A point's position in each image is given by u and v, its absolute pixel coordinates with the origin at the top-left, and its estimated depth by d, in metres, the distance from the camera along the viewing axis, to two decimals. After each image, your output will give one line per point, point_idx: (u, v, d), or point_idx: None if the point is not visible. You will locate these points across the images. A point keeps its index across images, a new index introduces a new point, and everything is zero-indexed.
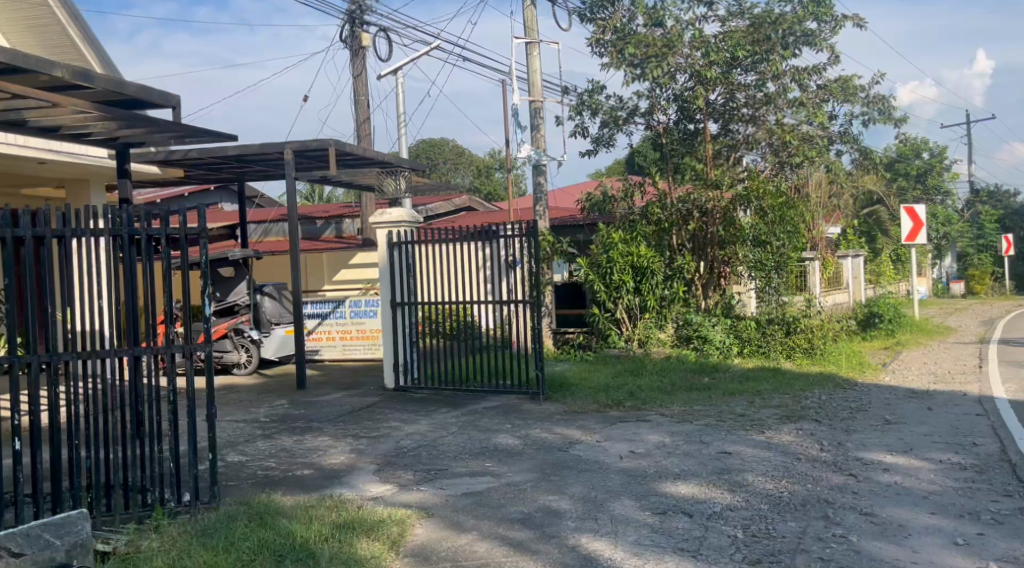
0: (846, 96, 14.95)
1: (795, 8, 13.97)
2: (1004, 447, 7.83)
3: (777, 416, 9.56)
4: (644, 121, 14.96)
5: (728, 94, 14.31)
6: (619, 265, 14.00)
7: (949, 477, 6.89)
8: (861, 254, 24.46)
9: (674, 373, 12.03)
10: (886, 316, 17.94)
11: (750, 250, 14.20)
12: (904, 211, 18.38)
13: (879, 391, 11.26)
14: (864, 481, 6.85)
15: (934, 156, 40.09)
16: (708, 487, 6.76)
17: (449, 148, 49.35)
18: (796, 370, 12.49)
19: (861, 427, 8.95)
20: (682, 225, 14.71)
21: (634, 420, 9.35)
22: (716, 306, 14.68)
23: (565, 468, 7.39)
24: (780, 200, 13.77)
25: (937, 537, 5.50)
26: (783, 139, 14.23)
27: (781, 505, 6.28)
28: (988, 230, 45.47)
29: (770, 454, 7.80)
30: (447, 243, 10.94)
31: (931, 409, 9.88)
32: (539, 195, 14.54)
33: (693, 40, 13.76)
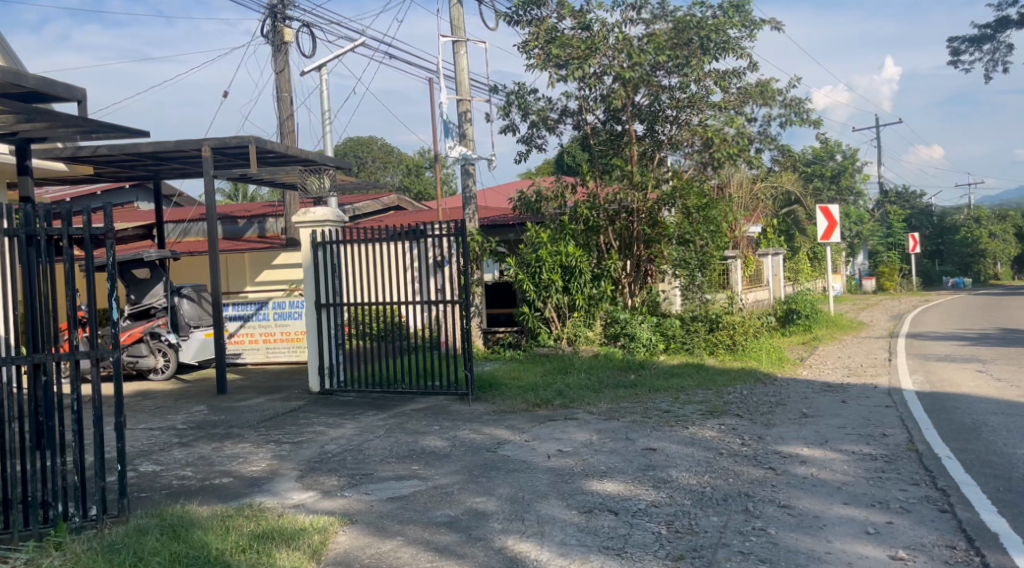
0: (765, 99, 15.34)
1: (715, 13, 14.27)
2: (912, 437, 8.16)
3: (700, 411, 9.74)
4: (572, 121, 15.05)
5: (652, 96, 14.50)
6: (548, 265, 14.02)
7: (861, 468, 7.14)
8: (781, 252, 25.26)
9: (602, 371, 12.16)
10: (803, 312, 18.55)
11: (675, 249, 14.62)
12: (820, 212, 18.98)
13: (797, 385, 11.59)
14: (782, 474, 7.03)
15: (847, 158, 41.60)
16: (633, 484, 6.82)
17: (377, 146, 48.78)
18: (718, 366, 12.83)
19: (780, 421, 9.20)
20: (610, 226, 14.83)
21: (562, 419, 9.38)
22: (642, 304, 14.87)
23: (493, 469, 7.36)
24: (704, 200, 14.30)
25: (850, 527, 5.68)
26: (704, 141, 14.50)
27: (704, 500, 6.39)
28: (897, 229, 47.80)
29: (693, 450, 7.93)
30: (373, 243, 10.73)
31: (845, 402, 10.23)
32: (467, 196, 14.47)
33: (617, 42, 13.89)
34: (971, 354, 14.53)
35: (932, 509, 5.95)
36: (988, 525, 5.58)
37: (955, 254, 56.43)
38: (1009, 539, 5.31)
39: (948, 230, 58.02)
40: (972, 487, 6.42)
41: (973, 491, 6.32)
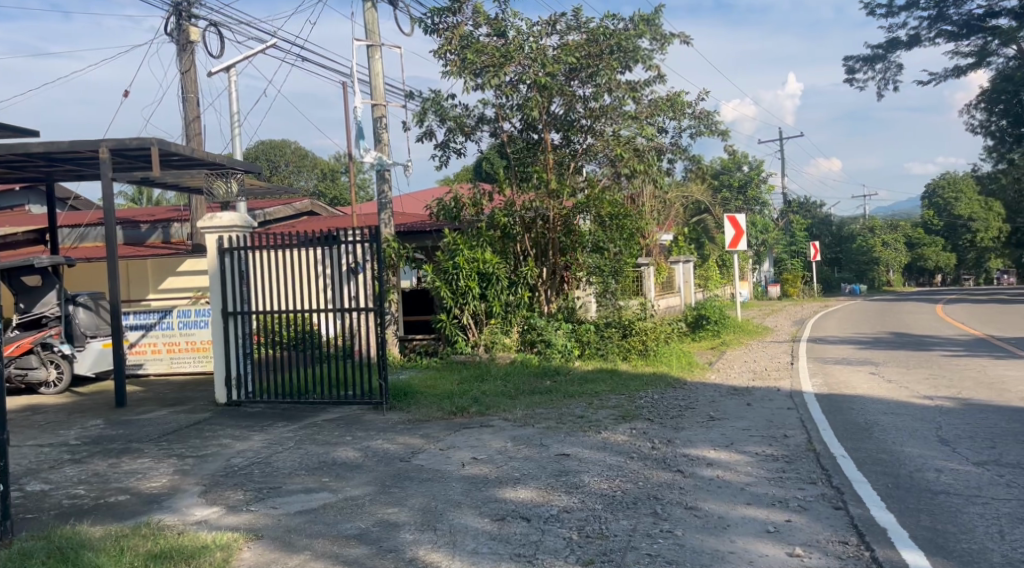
0: (675, 111, 15.75)
1: (627, 25, 14.57)
2: (811, 438, 8.50)
3: (613, 416, 9.89)
4: (489, 128, 15.09)
5: (567, 105, 14.68)
6: (465, 272, 13.96)
7: (763, 468, 7.40)
8: (691, 260, 25.95)
9: (517, 378, 12.19)
10: (712, 318, 19.05)
11: (589, 256, 14.82)
12: (728, 221, 19.55)
13: (705, 389, 11.93)
14: (690, 477, 7.21)
15: (753, 168, 43.11)
16: (546, 490, 6.86)
17: (291, 150, 47.83)
18: (631, 371, 13.12)
19: (689, 424, 9.44)
20: (526, 233, 14.91)
21: (477, 426, 9.37)
22: (558, 312, 15.01)
23: (406, 479, 7.28)
24: (616, 209, 14.50)
25: (751, 527, 5.87)
26: (617, 151, 14.77)
27: (614, 504, 6.49)
28: (799, 237, 49.85)
29: (605, 454, 8.05)
30: (285, 249, 10.45)
31: (750, 405, 10.58)
32: (383, 202, 14.31)
33: (531, 51, 14.02)
34: (866, 357, 15.26)
35: (828, 507, 6.20)
36: (879, 520, 5.85)
37: (851, 262, 59.61)
38: (897, 533, 5.58)
39: (846, 239, 60.90)
40: (864, 484, 6.73)
41: (866, 488, 6.63)
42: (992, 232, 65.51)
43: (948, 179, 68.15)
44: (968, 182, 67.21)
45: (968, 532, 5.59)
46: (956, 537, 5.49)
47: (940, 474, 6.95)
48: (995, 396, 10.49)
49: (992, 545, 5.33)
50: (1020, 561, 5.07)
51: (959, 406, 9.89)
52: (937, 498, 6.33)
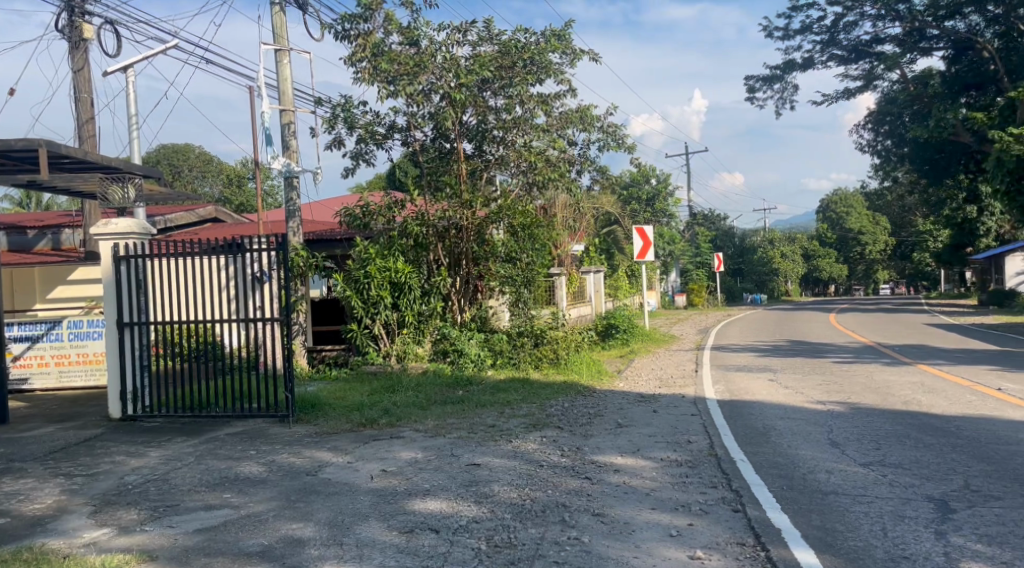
0: (585, 124, 16.01)
1: (538, 39, 14.76)
2: (713, 443, 8.77)
3: (524, 425, 9.95)
4: (401, 137, 15.00)
5: (479, 116, 14.73)
6: (376, 281, 13.80)
7: (667, 473, 7.58)
8: (601, 270, 26.43)
9: (429, 388, 12.09)
10: (621, 326, 19.44)
11: (501, 265, 14.90)
12: (636, 232, 19.95)
13: (614, 397, 12.15)
14: (597, 483, 7.32)
15: (661, 181, 44.32)
16: (455, 501, 6.84)
17: (195, 154, 46.34)
18: (543, 379, 13.24)
19: (597, 431, 9.59)
20: (439, 242, 14.87)
21: (387, 438, 9.26)
22: (471, 321, 14.98)
23: (312, 493, 7.12)
24: (528, 219, 14.63)
25: (655, 531, 6.00)
26: (529, 162, 14.92)
27: (523, 513, 6.53)
28: (704, 249, 51.51)
29: (515, 463, 8.09)
30: (186, 257, 10.06)
31: (656, 411, 10.84)
32: (291, 209, 14.01)
33: (444, 61, 14.00)
34: (765, 364, 15.87)
35: (727, 509, 6.41)
36: (774, 521, 6.08)
37: (752, 273, 62.04)
38: (790, 534, 5.81)
39: (747, 251, 63.31)
40: (761, 487, 6.98)
41: (763, 491, 6.88)
42: (879, 245, 69.32)
43: (841, 194, 71.70)
44: (858, 198, 70.95)
45: (855, 530, 5.87)
46: (844, 535, 5.76)
47: (830, 475, 7.29)
48: (882, 400, 11.07)
49: (876, 542, 5.62)
50: (901, 556, 5.36)
51: (849, 410, 10.40)
52: (828, 498, 6.63)
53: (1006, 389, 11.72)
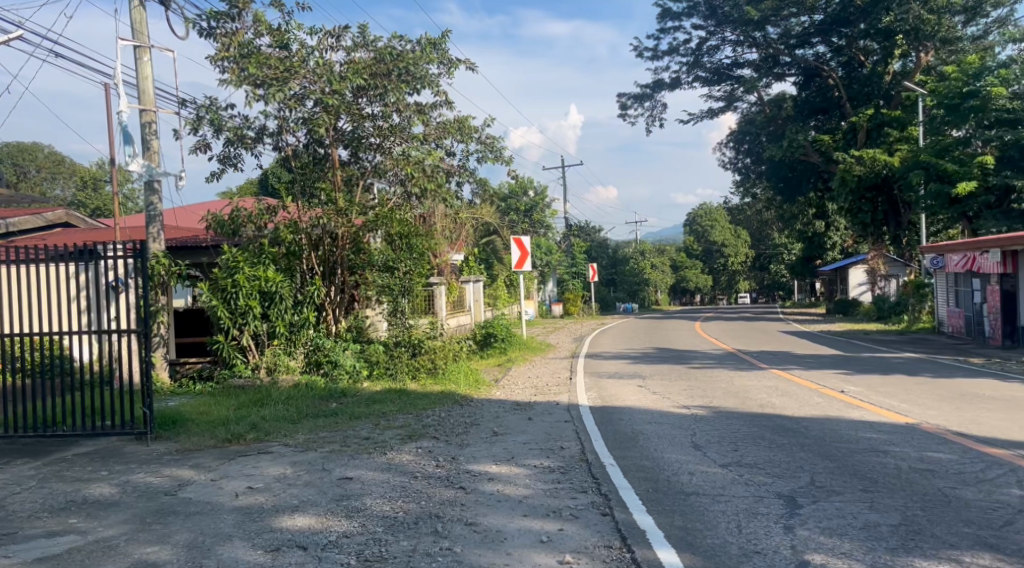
0: (463, 135, 15.97)
1: (414, 47, 14.74)
2: (584, 449, 8.98)
3: (398, 436, 9.83)
4: (271, 142, 14.52)
5: (354, 123, 14.47)
6: (245, 290, 13.23)
7: (540, 480, 7.69)
8: (481, 279, 26.55)
9: (301, 401, 11.73)
10: (499, 335, 19.59)
11: (379, 275, 14.69)
12: (513, 243, 20.08)
13: (490, 405, 12.21)
14: (471, 493, 7.32)
15: (538, 194, 45.02)
16: (325, 516, 6.66)
17: (43, 155, 43.31)
18: (419, 390, 13.13)
19: (473, 440, 9.61)
20: (313, 250, 14.51)
21: (254, 454, 8.92)
22: (345, 332, 14.67)
23: (169, 514, 6.76)
24: (406, 228, 14.55)
25: (527, 538, 6.07)
26: (406, 170, 14.86)
27: (395, 525, 6.44)
28: (579, 259, 52.77)
29: (388, 475, 7.98)
30: (31, 265, 9.21)
31: (531, 419, 10.98)
32: (151, 214, 13.30)
33: (317, 66, 13.72)
34: (635, 371, 16.36)
35: (596, 513, 6.57)
36: (640, 523, 6.28)
37: (624, 282, 63.99)
38: (654, 534, 6.03)
39: (620, 261, 65.42)
40: (628, 490, 7.20)
41: (631, 494, 7.09)
42: (740, 257, 73.56)
43: (706, 208, 75.33)
44: (722, 212, 74.76)
45: (713, 528, 6.15)
46: (703, 533, 6.02)
47: (693, 477, 7.60)
48: (741, 404, 11.65)
49: (732, 538, 5.90)
50: (753, 551, 5.65)
51: (711, 414, 10.90)
52: (689, 498, 6.92)
53: (849, 391, 12.61)
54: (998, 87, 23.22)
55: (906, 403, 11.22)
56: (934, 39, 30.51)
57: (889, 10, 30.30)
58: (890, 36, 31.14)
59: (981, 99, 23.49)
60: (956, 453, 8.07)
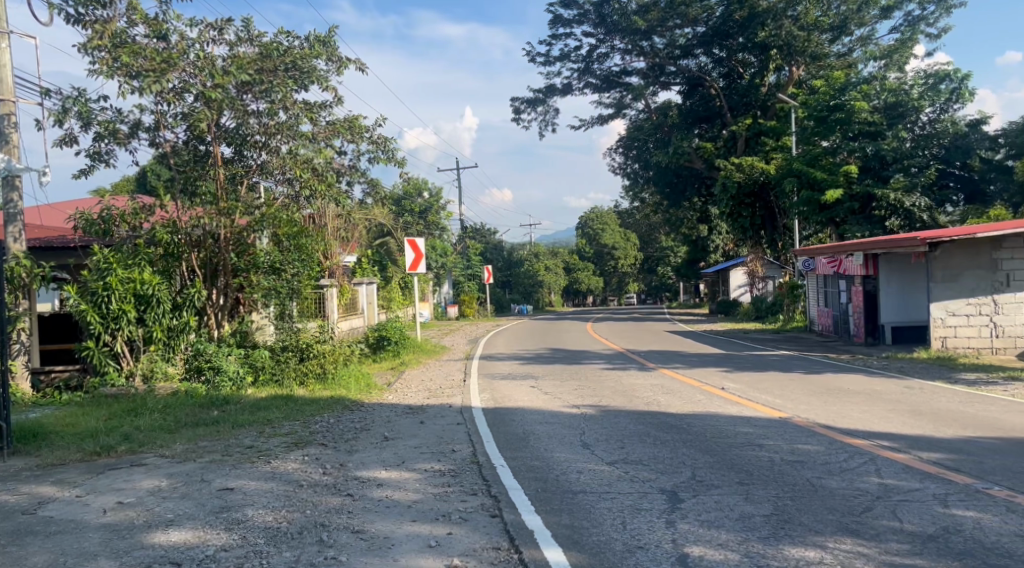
0: (353, 134, 15.59)
1: (302, 44, 14.37)
2: (475, 451, 8.96)
3: (284, 444, 9.54)
4: (148, 137, 13.82)
5: (238, 119, 13.95)
6: (118, 293, 12.50)
7: (429, 484, 7.62)
8: (374, 282, 26.18)
9: (180, 410, 11.20)
10: (393, 338, 19.35)
11: (264, 276, 14.25)
12: (408, 244, 19.82)
13: (381, 410, 12.02)
14: (358, 500, 7.17)
15: (433, 196, 44.80)
16: (202, 530, 6.37)
17: None
18: (308, 396, 12.80)
19: (362, 446, 9.43)
20: (194, 251, 13.90)
21: (126, 466, 8.44)
22: (229, 336, 14.24)
23: (28, 534, 6.30)
24: (294, 229, 14.16)
25: (414, 543, 5.99)
26: (295, 170, 14.44)
27: (277, 536, 6.22)
28: (474, 262, 52.90)
29: (272, 485, 7.71)
30: None
31: (422, 422, 10.87)
32: (11, 212, 12.41)
33: (197, 59, 13.14)
34: (528, 372, 16.48)
35: (486, 515, 6.56)
36: (528, 523, 6.31)
37: (520, 284, 64.61)
38: (541, 534, 6.07)
39: (515, 263, 66.04)
40: (518, 491, 7.24)
41: (519, 494, 7.12)
42: (629, 259, 75.78)
43: (597, 213, 76.98)
44: (612, 216, 76.60)
45: (598, 525, 6.25)
46: (589, 531, 6.11)
47: (581, 475, 7.71)
48: (628, 402, 11.93)
49: (617, 535, 6.02)
50: (637, 546, 5.79)
51: (599, 413, 11.10)
52: (577, 497, 7.01)
53: (729, 388, 13.13)
54: (861, 101, 24.93)
55: (781, 399, 11.77)
56: (805, 54, 32.24)
57: (764, 25, 31.84)
58: (766, 50, 32.77)
59: (847, 112, 25.21)
60: (823, 445, 8.52)
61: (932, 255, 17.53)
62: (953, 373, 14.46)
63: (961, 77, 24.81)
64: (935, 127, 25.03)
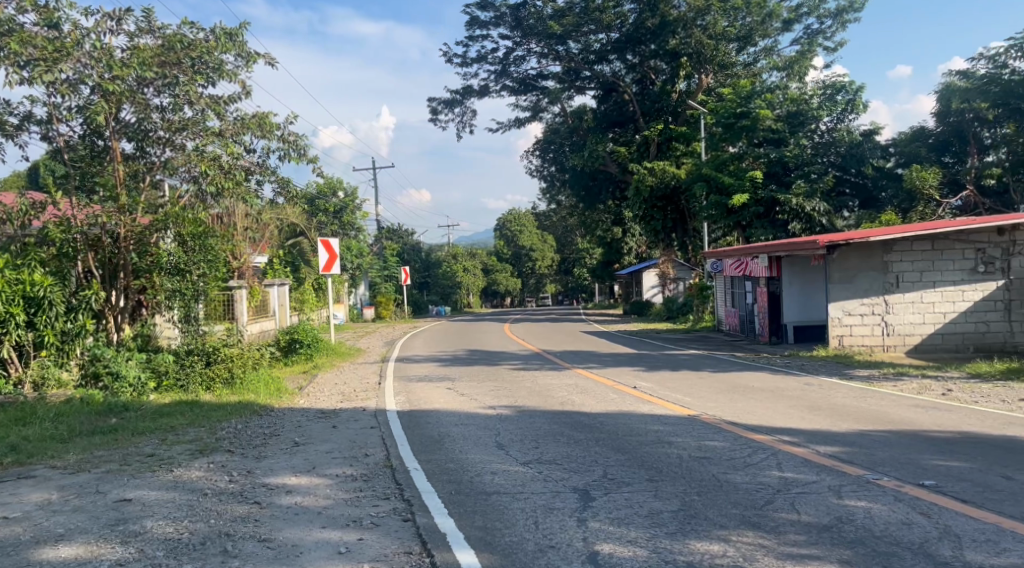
0: (263, 131, 15.03)
1: (207, 36, 13.83)
2: (388, 455, 8.84)
3: (188, 451, 9.20)
4: (39, 130, 13.11)
5: (139, 114, 13.41)
6: (5, 295, 11.79)
7: (340, 490, 7.47)
8: (287, 283, 25.61)
9: (74, 418, 10.67)
10: (305, 341, 18.92)
11: (167, 278, 13.69)
12: (321, 245, 19.39)
13: (292, 415, 11.71)
14: (266, 507, 6.97)
15: (348, 195, 44.07)
16: (95, 544, 6.07)
17: None
18: (214, 401, 12.39)
19: (271, 452, 9.17)
20: (90, 251, 13.26)
21: (12, 479, 7.96)
22: (130, 340, 13.68)
23: None
24: (200, 229, 13.60)
25: (323, 550, 5.86)
26: (200, 167, 13.94)
27: (178, 548, 5.99)
28: (391, 263, 52.34)
29: (174, 494, 7.41)
30: None
31: (335, 427, 10.67)
32: None
33: (93, 50, 12.55)
34: (445, 373, 16.41)
35: (397, 520, 6.47)
36: (441, 527, 6.26)
37: (438, 285, 64.31)
38: (454, 537, 6.03)
39: (433, 265, 65.73)
40: (431, 494, 7.18)
41: (433, 498, 7.06)
42: (546, 261, 76.44)
43: (515, 214, 77.33)
44: (530, 218, 77.09)
45: (511, 526, 6.25)
46: (502, 532, 6.11)
47: (495, 476, 7.71)
48: (543, 402, 12.01)
49: (529, 535, 6.03)
50: (548, 546, 5.82)
51: (514, 413, 11.14)
52: (491, 498, 7.00)
53: (640, 386, 13.38)
54: (765, 110, 25.93)
55: (690, 397, 12.07)
56: (713, 62, 33.18)
57: (675, 33, 32.72)
58: (677, 57, 33.61)
59: (752, 119, 26.16)
60: (729, 441, 8.78)
61: (830, 257, 18.30)
62: (849, 370, 15.12)
63: (855, 89, 26.16)
64: (833, 135, 26.42)
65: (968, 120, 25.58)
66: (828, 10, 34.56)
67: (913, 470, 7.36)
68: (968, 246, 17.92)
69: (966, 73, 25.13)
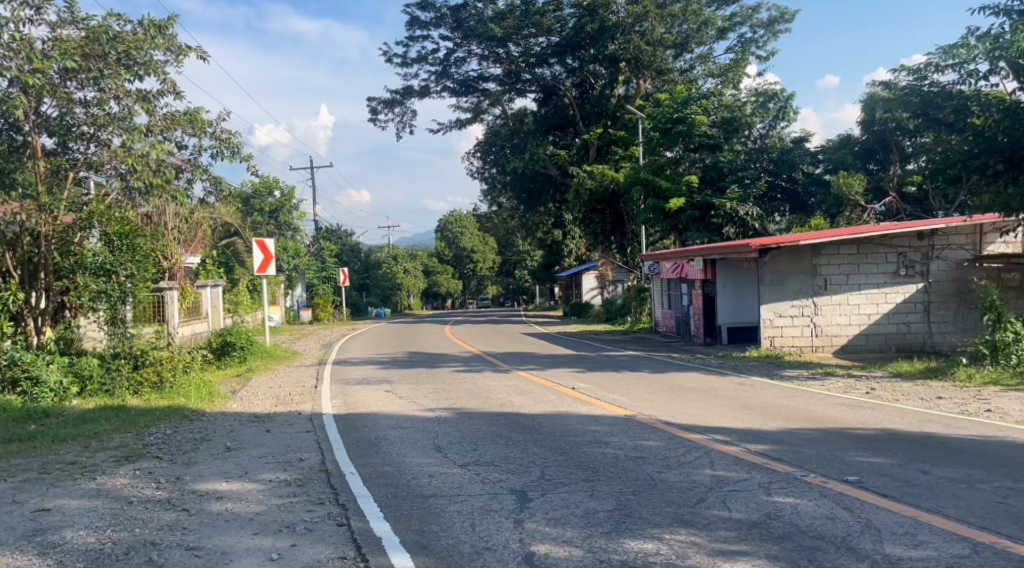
0: (194, 128, 14.66)
1: (135, 29, 13.43)
2: (324, 459, 8.70)
3: (113, 458, 8.89)
4: None
5: (62, 108, 12.92)
6: None
7: (273, 495, 7.31)
8: (220, 284, 25.05)
9: None
10: (238, 343, 18.50)
11: (93, 279, 13.11)
12: (256, 245, 18.97)
13: (224, 419, 11.43)
14: (195, 514, 6.78)
15: (284, 194, 43.35)
16: (10, 556, 5.82)
17: None
18: (141, 406, 12.01)
19: (202, 457, 8.93)
20: (8, 251, 12.82)
21: None
22: (51, 344, 13.10)
23: None
24: (126, 228, 13.16)
25: (254, 557, 5.73)
26: (127, 163, 13.29)
27: (101, 558, 5.77)
28: (329, 263, 51.62)
29: (97, 503, 7.15)
30: None
31: (269, 431, 10.46)
32: None
33: (11, 41, 12.02)
34: (383, 376, 16.26)
35: (332, 525, 6.37)
36: (376, 531, 6.18)
37: (377, 287, 63.67)
38: (389, 541, 5.96)
39: (372, 266, 64.96)
40: (367, 498, 7.09)
41: (369, 502, 6.97)
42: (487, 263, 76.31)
43: (456, 216, 77.06)
44: (470, 219, 76.92)
45: (447, 529, 6.21)
46: (437, 535, 6.06)
47: (432, 479, 7.65)
48: (481, 404, 11.99)
49: (465, 537, 6.00)
50: (484, 548, 5.80)
51: (452, 415, 11.10)
52: (427, 501, 6.95)
53: (578, 387, 13.48)
54: (700, 116, 26.10)
55: (627, 397, 12.21)
56: (650, 68, 33.65)
57: (613, 39, 33.06)
58: (615, 62, 33.95)
59: (688, 125, 26.30)
60: (663, 441, 8.91)
61: (762, 261, 18.73)
62: (779, 370, 15.51)
63: (786, 97, 27.05)
64: (765, 142, 27.26)
65: (892, 128, 26.74)
66: (761, 20, 35.40)
67: (838, 466, 7.58)
68: (890, 250, 18.61)
69: (889, 83, 25.89)
